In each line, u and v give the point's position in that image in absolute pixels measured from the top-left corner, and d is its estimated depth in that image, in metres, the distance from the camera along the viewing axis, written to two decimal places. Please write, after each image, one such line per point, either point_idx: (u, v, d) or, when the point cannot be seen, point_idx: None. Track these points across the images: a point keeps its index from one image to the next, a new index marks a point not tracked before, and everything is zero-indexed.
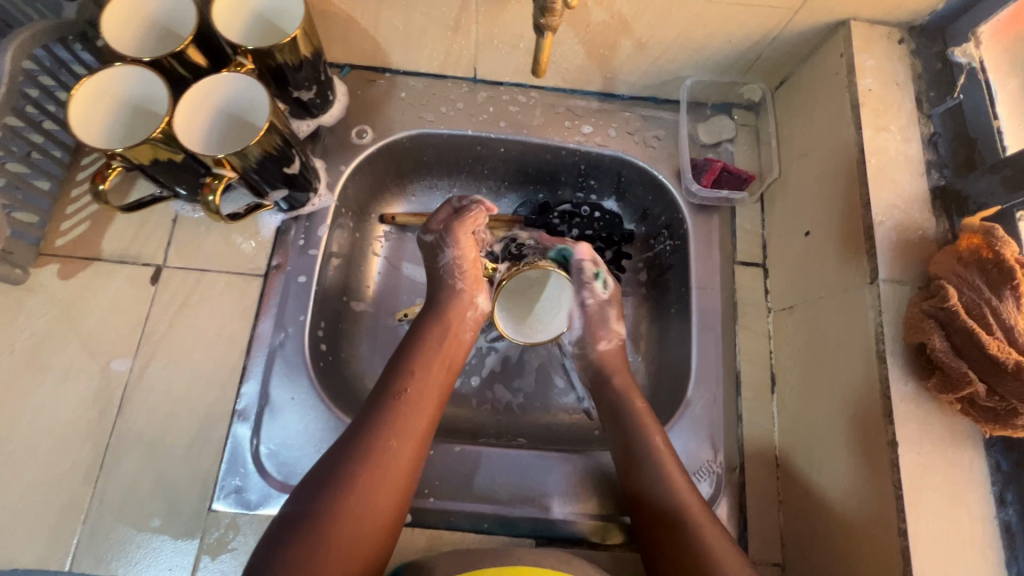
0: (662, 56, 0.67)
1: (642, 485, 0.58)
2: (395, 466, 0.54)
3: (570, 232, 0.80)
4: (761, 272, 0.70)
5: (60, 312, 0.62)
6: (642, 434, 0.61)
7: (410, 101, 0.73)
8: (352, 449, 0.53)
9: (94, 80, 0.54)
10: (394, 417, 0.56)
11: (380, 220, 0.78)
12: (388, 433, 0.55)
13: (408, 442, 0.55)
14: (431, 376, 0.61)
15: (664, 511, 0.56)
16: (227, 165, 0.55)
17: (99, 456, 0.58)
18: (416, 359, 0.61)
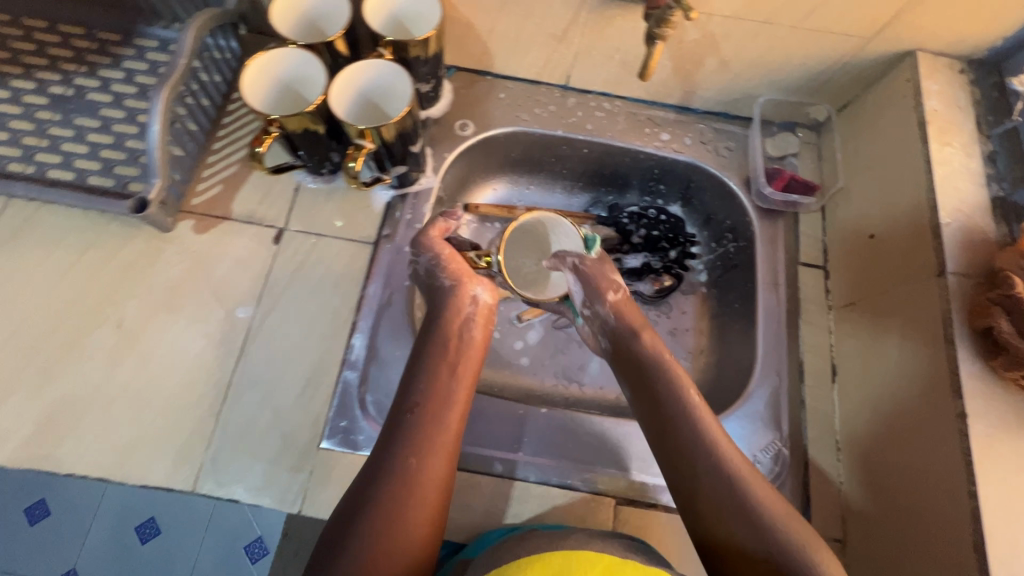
0: (741, 74, 0.76)
1: (681, 447, 0.55)
2: (420, 482, 0.52)
3: (637, 232, 0.88)
4: (823, 274, 0.76)
5: (194, 261, 0.69)
6: (672, 395, 0.57)
7: (508, 101, 0.82)
8: (375, 473, 0.52)
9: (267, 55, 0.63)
10: (407, 436, 0.54)
11: (465, 209, 0.86)
12: (408, 454, 0.53)
13: (428, 458, 0.53)
14: (438, 387, 0.57)
15: (707, 476, 0.54)
16: (367, 137, 0.63)
17: (223, 391, 0.64)
18: (425, 372, 0.58)
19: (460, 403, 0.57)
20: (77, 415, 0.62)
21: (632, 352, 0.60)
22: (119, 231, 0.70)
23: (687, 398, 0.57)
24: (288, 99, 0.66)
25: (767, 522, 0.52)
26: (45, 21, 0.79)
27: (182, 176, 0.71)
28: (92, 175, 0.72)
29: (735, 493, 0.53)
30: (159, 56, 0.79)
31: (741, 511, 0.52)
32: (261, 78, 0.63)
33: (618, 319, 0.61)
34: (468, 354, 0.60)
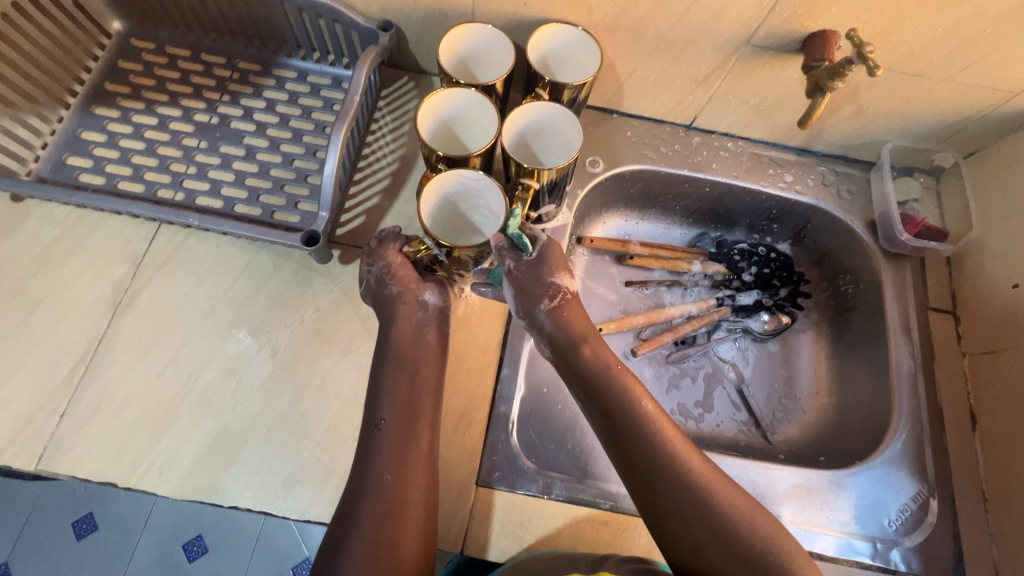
0: (874, 121, 0.77)
1: (639, 459, 0.55)
2: (410, 498, 0.53)
3: (748, 269, 0.90)
4: (952, 320, 0.77)
5: (342, 292, 0.70)
6: (620, 406, 0.58)
7: (634, 139, 0.83)
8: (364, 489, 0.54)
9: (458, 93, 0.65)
10: (392, 453, 0.55)
11: (578, 241, 0.87)
12: (389, 467, 0.55)
13: (407, 474, 0.54)
14: (410, 400, 0.58)
15: (668, 487, 0.54)
16: (532, 177, 0.64)
17: None
18: (386, 389, 0.59)
19: (422, 415, 0.58)
20: (236, 446, 0.61)
21: (574, 362, 0.61)
22: (269, 260, 0.70)
23: (639, 407, 0.57)
24: (450, 133, 0.69)
25: (727, 529, 0.52)
26: (187, 50, 0.81)
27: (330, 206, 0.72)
28: (239, 203, 0.73)
29: (699, 498, 0.53)
30: (298, 86, 0.81)
31: (704, 514, 0.52)
32: (433, 114, 0.66)
33: (557, 327, 0.62)
34: (415, 360, 0.61)
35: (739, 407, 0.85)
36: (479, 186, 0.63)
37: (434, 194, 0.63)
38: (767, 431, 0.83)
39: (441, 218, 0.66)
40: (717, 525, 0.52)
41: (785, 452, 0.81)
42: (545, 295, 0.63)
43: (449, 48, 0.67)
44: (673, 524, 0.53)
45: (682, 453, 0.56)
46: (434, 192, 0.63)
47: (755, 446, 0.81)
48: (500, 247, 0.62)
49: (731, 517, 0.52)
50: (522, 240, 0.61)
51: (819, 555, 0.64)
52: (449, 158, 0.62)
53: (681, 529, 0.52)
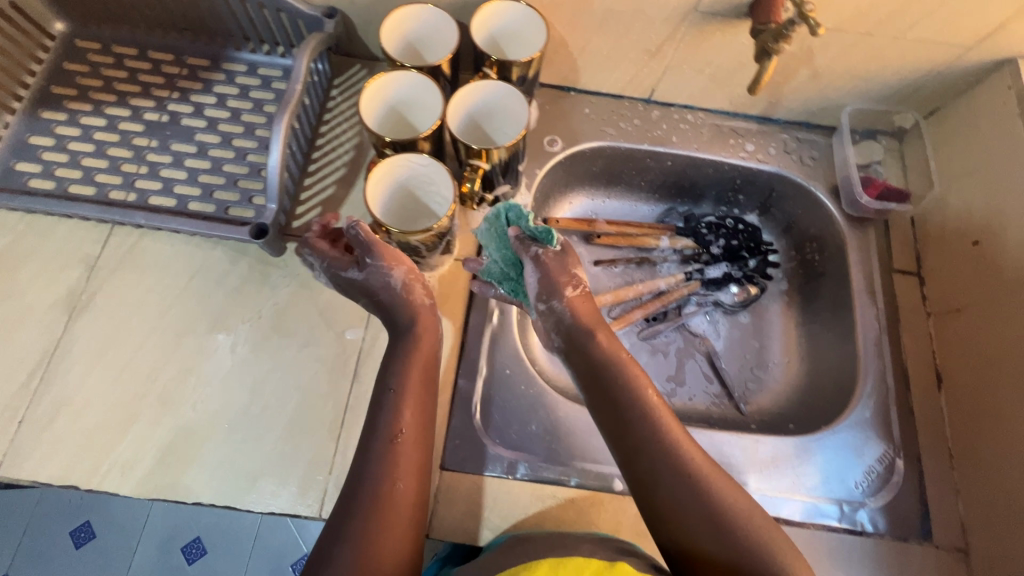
0: (832, 84, 0.76)
1: (642, 446, 0.54)
2: (400, 498, 0.51)
3: (717, 242, 0.89)
4: (917, 281, 0.77)
5: (300, 285, 0.69)
6: (625, 393, 0.56)
7: (593, 116, 0.82)
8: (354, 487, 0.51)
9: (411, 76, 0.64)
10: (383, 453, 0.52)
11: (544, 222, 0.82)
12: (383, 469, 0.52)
13: (403, 476, 0.52)
14: (408, 399, 0.56)
15: (670, 477, 0.52)
16: (481, 157, 0.63)
17: (341, 417, 0.64)
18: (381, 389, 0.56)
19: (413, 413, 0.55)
20: (197, 444, 0.61)
21: (585, 351, 0.59)
22: (225, 256, 0.70)
23: (645, 396, 0.56)
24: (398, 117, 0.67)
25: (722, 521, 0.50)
26: (134, 48, 0.80)
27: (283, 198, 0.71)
28: (192, 201, 0.72)
29: (695, 489, 0.51)
30: (248, 79, 0.79)
31: (699, 505, 0.51)
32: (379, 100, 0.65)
33: (573, 317, 0.60)
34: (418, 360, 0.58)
35: (712, 381, 0.85)
36: (429, 171, 0.62)
37: (386, 178, 0.62)
38: (740, 402, 0.83)
39: (391, 205, 0.65)
40: (712, 520, 0.50)
41: (757, 422, 0.81)
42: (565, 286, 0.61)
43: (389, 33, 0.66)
44: (672, 518, 0.51)
45: (687, 444, 0.54)
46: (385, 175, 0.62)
47: (728, 418, 0.81)
48: (518, 240, 0.62)
49: (727, 509, 0.51)
50: (547, 233, 0.61)
51: (786, 520, 0.65)
52: (395, 143, 0.61)
53: (679, 521, 0.50)
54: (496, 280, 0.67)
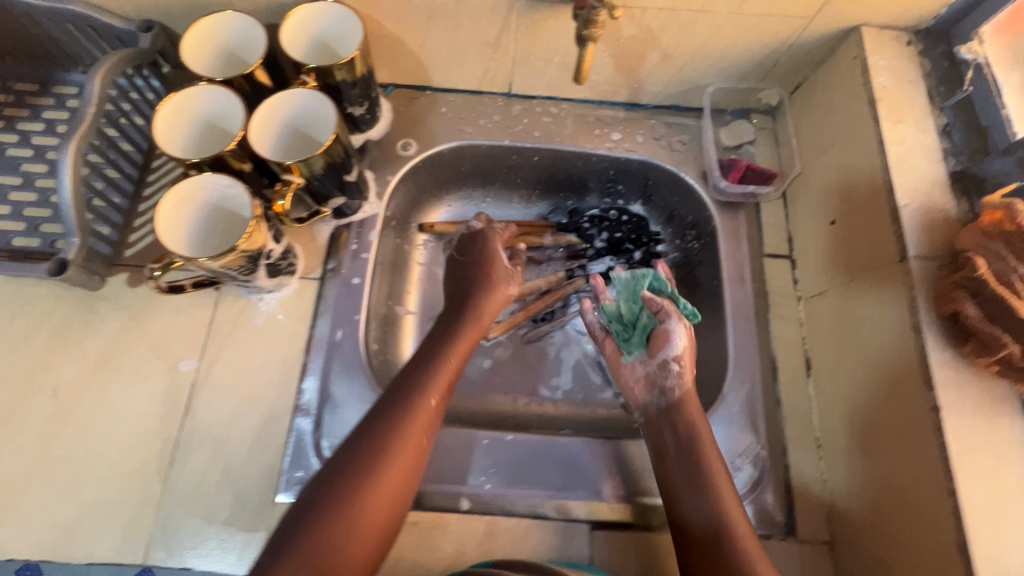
0: (687, 65, 0.73)
1: (676, 476, 0.59)
2: (381, 492, 0.52)
3: (598, 236, 0.86)
4: (788, 264, 0.74)
5: (130, 317, 0.66)
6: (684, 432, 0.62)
7: (450, 115, 0.79)
8: (348, 471, 0.52)
9: (214, 90, 0.59)
10: (388, 443, 0.54)
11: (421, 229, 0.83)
12: (373, 455, 0.53)
13: (386, 478, 0.53)
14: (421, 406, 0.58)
15: (695, 503, 0.57)
16: (294, 173, 0.60)
17: (172, 454, 0.61)
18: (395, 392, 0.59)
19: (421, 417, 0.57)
20: (14, 495, 0.58)
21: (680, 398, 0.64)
22: (49, 292, 0.66)
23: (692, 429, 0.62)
24: (213, 137, 0.62)
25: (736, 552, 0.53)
26: None
27: (111, 228, 0.67)
28: (15, 236, 0.68)
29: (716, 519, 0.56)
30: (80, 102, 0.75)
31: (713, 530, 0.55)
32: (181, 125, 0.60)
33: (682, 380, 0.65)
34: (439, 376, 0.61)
35: (602, 383, 0.82)
36: (228, 189, 0.58)
37: (185, 199, 0.57)
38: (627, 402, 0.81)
39: (206, 242, 0.59)
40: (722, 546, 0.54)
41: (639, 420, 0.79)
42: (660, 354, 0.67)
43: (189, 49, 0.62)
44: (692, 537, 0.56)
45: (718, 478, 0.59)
46: (185, 203, 0.57)
47: (613, 419, 0.79)
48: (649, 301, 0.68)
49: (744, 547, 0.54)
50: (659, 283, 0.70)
51: (644, 526, 0.61)
52: (199, 163, 0.57)
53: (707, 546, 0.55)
54: (608, 320, 0.72)
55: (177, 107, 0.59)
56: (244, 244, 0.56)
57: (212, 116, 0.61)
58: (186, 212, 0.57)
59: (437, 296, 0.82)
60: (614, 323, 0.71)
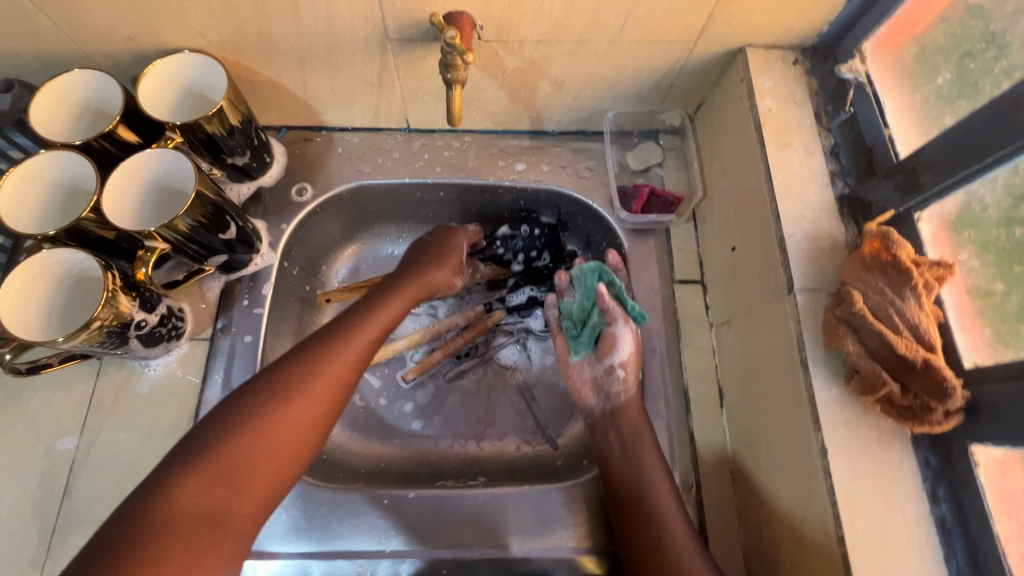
0: (581, 92, 0.71)
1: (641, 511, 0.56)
2: (262, 474, 0.50)
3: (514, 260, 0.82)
4: (700, 289, 0.72)
5: (2, 396, 0.62)
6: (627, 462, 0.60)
7: (347, 155, 0.76)
8: (229, 449, 0.48)
9: (67, 155, 0.56)
10: (277, 425, 0.51)
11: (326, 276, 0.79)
12: (279, 399, 0.52)
13: (269, 460, 0.50)
14: (318, 386, 0.54)
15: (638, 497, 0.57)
16: (158, 238, 0.56)
17: (49, 540, 0.57)
18: (290, 370, 0.54)
19: (338, 368, 0.57)
20: None
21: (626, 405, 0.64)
22: None
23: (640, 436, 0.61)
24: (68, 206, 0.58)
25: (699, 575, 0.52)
26: None
27: None
28: None
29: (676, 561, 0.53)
30: None
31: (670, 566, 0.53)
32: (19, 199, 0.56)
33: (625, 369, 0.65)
34: (357, 333, 0.60)
35: (527, 419, 0.80)
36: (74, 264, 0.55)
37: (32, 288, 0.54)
38: (553, 438, 0.78)
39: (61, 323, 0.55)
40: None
41: (564, 457, 0.76)
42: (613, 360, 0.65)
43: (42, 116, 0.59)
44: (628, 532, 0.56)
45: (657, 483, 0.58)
46: (29, 287, 0.54)
47: (536, 457, 0.77)
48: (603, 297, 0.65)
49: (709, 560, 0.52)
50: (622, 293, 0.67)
51: None
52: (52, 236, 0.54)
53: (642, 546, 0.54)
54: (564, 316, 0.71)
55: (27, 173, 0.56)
56: (95, 316, 0.51)
57: (69, 180, 0.58)
58: (35, 296, 0.54)
59: None
60: (567, 320, 0.70)
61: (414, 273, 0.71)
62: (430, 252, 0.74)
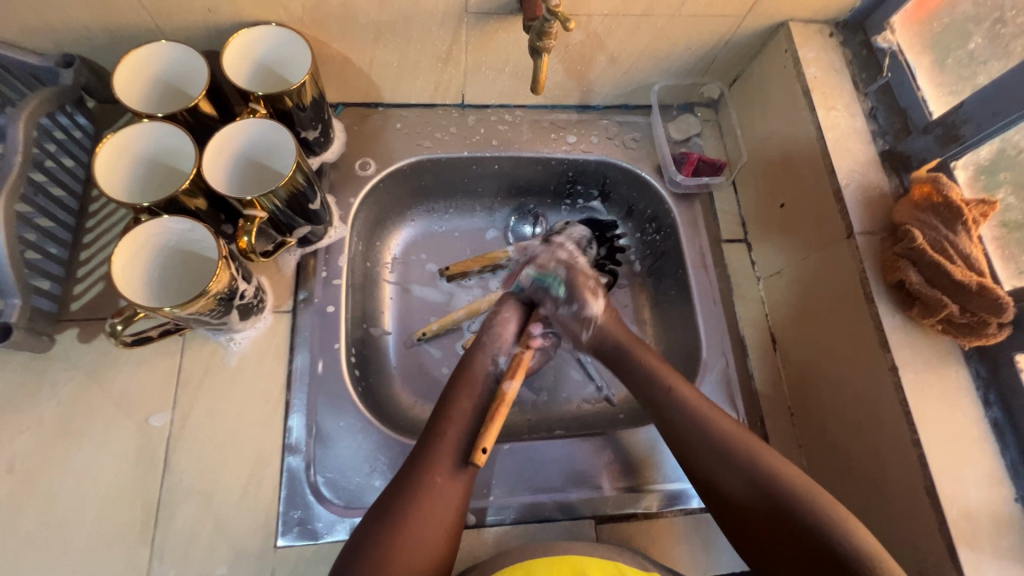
0: (632, 67, 0.75)
1: (680, 415, 0.61)
2: (422, 544, 0.53)
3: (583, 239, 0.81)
4: (745, 247, 0.78)
5: (86, 375, 0.61)
6: (644, 367, 0.65)
7: (405, 130, 0.78)
8: (381, 525, 0.53)
9: (152, 124, 0.55)
10: (417, 500, 0.55)
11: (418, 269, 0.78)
12: (396, 552, 0.51)
13: (422, 527, 0.53)
14: (442, 451, 0.58)
15: (727, 453, 0.57)
16: (257, 207, 0.57)
17: (155, 513, 0.57)
18: (417, 448, 0.59)
19: (435, 499, 0.55)
20: None
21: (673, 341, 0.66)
22: None
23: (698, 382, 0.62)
24: (156, 177, 0.59)
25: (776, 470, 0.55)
26: None
27: (52, 283, 0.62)
28: None
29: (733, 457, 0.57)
30: None
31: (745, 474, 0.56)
32: (111, 167, 0.56)
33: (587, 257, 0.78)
34: (439, 456, 0.58)
35: (584, 379, 0.80)
36: (175, 235, 0.55)
37: (138, 258, 0.54)
38: (610, 394, 0.79)
39: (166, 295, 0.57)
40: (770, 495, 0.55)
41: (625, 411, 0.78)
42: (591, 284, 0.73)
43: (122, 92, 0.58)
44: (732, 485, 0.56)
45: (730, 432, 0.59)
46: (136, 254, 0.54)
47: (598, 415, 0.78)
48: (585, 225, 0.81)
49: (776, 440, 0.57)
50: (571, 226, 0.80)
51: (644, 513, 0.64)
52: (152, 206, 0.54)
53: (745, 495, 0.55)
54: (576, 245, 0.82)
55: (117, 145, 0.56)
56: (213, 286, 0.53)
57: (157, 150, 0.57)
58: (141, 266, 0.55)
59: (427, 307, 0.81)
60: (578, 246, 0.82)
61: (467, 375, 0.65)
62: (478, 347, 0.69)
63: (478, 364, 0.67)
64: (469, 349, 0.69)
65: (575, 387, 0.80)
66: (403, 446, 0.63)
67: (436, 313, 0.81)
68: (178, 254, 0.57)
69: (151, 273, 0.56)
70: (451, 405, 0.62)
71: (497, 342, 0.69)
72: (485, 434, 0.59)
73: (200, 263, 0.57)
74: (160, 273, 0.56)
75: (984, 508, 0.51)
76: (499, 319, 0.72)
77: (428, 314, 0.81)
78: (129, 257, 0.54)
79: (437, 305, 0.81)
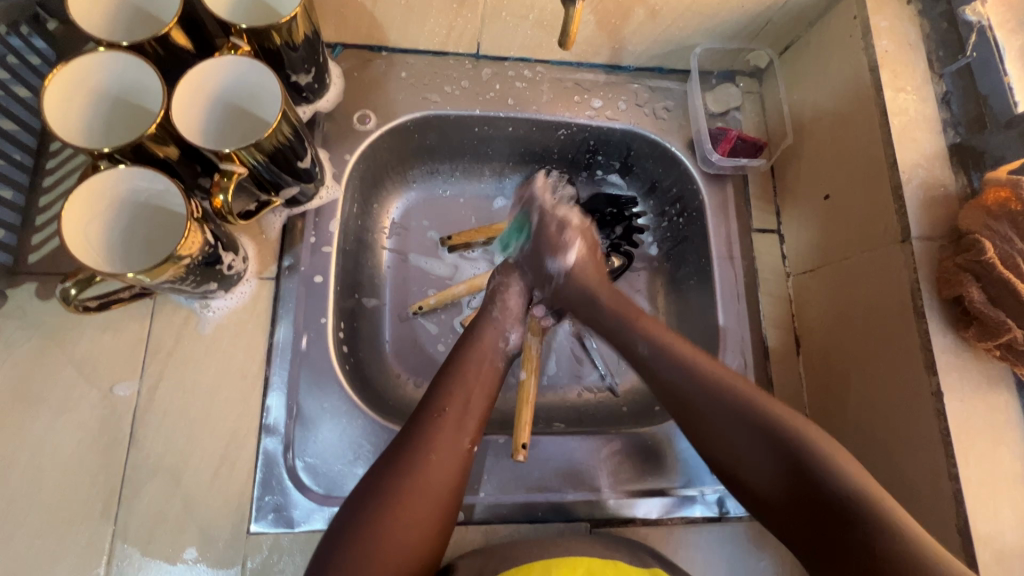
0: (673, 24, 0.66)
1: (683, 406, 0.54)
2: (411, 525, 0.48)
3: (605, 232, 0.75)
4: (777, 238, 0.70)
5: (44, 337, 0.55)
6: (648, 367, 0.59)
7: (410, 80, 0.69)
8: (374, 503, 0.48)
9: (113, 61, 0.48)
10: (410, 477, 0.49)
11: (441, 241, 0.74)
12: (384, 530, 0.46)
13: (415, 506, 0.48)
14: (441, 430, 0.53)
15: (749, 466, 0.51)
16: (236, 160, 0.50)
17: (116, 491, 0.53)
18: (412, 423, 0.53)
19: (430, 479, 0.50)
20: None
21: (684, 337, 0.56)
22: None
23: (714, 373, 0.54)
24: (125, 123, 0.51)
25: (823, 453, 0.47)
26: None
27: (6, 232, 0.55)
28: None
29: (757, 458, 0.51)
30: None
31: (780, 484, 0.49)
32: (64, 112, 0.48)
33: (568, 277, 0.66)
34: (441, 433, 0.52)
35: (588, 365, 0.74)
36: (134, 191, 0.48)
37: (91, 223, 0.47)
38: (614, 384, 0.73)
39: (129, 256, 0.50)
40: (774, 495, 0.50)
41: (627, 404, 0.72)
42: (564, 235, 0.67)
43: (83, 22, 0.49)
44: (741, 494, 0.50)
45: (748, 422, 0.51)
46: (90, 219, 0.47)
47: (599, 407, 0.72)
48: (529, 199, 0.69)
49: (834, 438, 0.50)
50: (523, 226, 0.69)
51: (643, 520, 0.60)
52: (112, 153, 0.46)
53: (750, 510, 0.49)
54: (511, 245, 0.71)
55: (80, 80, 0.48)
56: (183, 251, 0.46)
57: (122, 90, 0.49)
58: (99, 230, 0.48)
59: (424, 278, 0.74)
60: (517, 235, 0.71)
61: (473, 350, 0.59)
62: (487, 321, 0.62)
63: (489, 340, 0.61)
64: (480, 322, 0.63)
65: (578, 374, 0.74)
66: (390, 433, 0.58)
67: (434, 286, 0.74)
68: (136, 217, 0.50)
69: (113, 237, 0.49)
70: (456, 382, 0.56)
71: (509, 318, 0.63)
72: (520, 429, 0.60)
73: (163, 218, 0.51)
74: (129, 236, 0.50)
75: (1016, 551, 0.47)
76: (513, 295, 0.64)
77: (425, 286, 0.74)
78: (82, 225, 0.47)
79: (435, 278, 0.74)
